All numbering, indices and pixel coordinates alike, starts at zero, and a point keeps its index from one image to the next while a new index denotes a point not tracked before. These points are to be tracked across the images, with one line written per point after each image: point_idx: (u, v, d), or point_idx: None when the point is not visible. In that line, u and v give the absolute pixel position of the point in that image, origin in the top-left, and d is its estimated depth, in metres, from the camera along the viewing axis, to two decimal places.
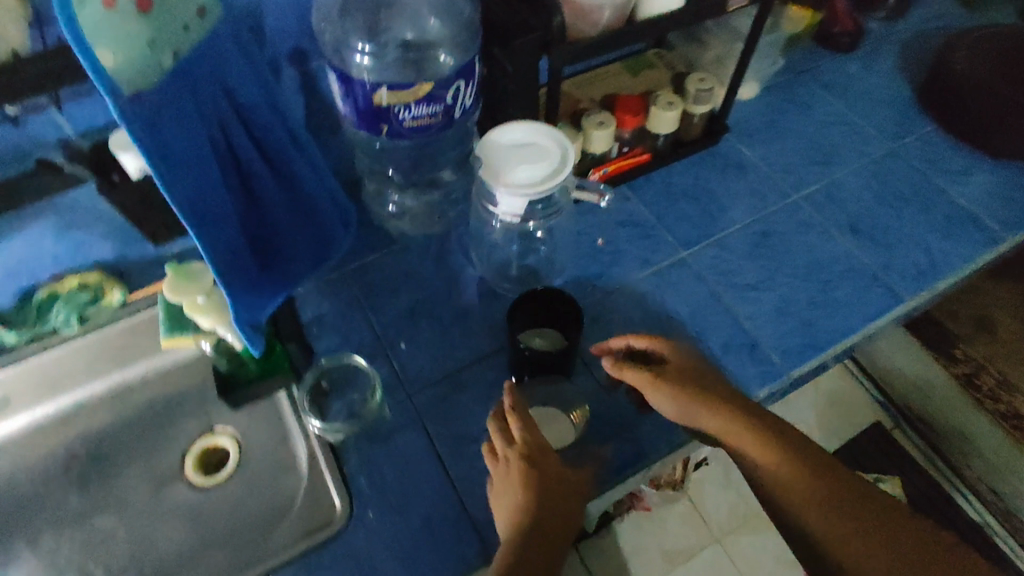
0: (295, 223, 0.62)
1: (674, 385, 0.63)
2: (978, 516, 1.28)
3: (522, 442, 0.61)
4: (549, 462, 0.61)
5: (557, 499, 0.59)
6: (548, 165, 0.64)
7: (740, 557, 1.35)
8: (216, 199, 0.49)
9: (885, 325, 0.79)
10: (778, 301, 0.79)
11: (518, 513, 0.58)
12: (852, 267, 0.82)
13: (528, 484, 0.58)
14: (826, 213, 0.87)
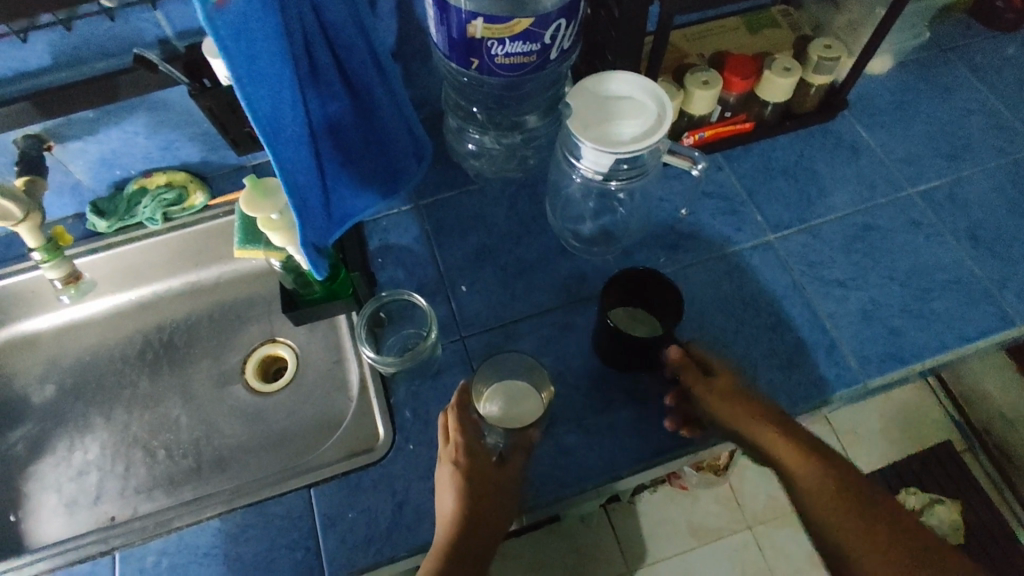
0: (364, 151, 0.62)
1: (725, 398, 0.62)
2: None
3: (454, 445, 0.61)
4: (486, 463, 0.60)
5: (484, 500, 0.58)
6: (643, 122, 0.59)
7: (770, 550, 1.32)
8: (288, 122, 0.49)
9: (986, 347, 0.71)
10: (867, 302, 0.73)
11: (450, 518, 0.58)
12: (960, 278, 0.74)
13: (458, 487, 0.58)
14: (942, 213, 0.78)
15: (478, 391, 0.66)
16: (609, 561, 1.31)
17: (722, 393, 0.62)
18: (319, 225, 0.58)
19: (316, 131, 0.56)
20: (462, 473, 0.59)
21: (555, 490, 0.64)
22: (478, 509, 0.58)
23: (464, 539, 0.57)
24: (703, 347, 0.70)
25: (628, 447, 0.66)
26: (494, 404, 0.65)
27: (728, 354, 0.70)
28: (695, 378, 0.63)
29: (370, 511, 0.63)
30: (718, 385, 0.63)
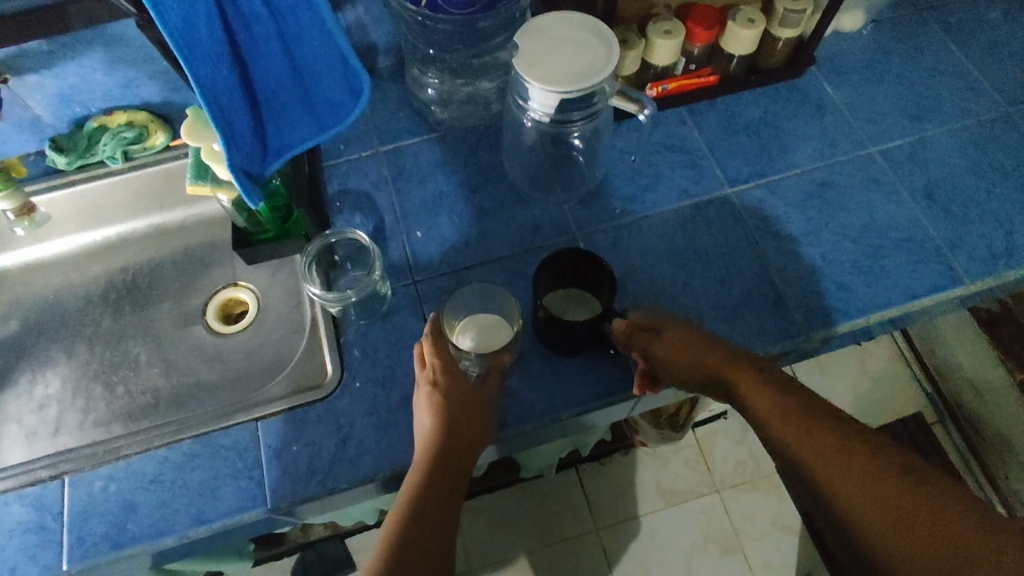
0: (302, 85, 0.60)
1: (682, 351, 0.63)
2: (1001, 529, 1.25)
3: (432, 367, 0.63)
4: (466, 386, 0.62)
5: (464, 420, 0.61)
6: (591, 60, 0.59)
7: (735, 513, 1.35)
8: (191, 27, 0.49)
9: (934, 304, 0.72)
10: (818, 257, 0.73)
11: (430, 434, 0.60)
12: (915, 237, 0.74)
13: (439, 407, 0.60)
14: (903, 172, 0.78)
15: (451, 325, 0.68)
16: (577, 519, 1.34)
17: (674, 345, 0.63)
18: (246, 148, 0.59)
19: (239, 49, 0.55)
20: (443, 393, 0.61)
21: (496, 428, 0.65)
22: (459, 427, 0.60)
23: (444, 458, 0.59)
24: (651, 296, 0.71)
25: (571, 391, 0.67)
26: (468, 335, 0.66)
27: (676, 304, 0.70)
28: (642, 337, 0.63)
29: (315, 444, 0.65)
30: (670, 337, 0.63)
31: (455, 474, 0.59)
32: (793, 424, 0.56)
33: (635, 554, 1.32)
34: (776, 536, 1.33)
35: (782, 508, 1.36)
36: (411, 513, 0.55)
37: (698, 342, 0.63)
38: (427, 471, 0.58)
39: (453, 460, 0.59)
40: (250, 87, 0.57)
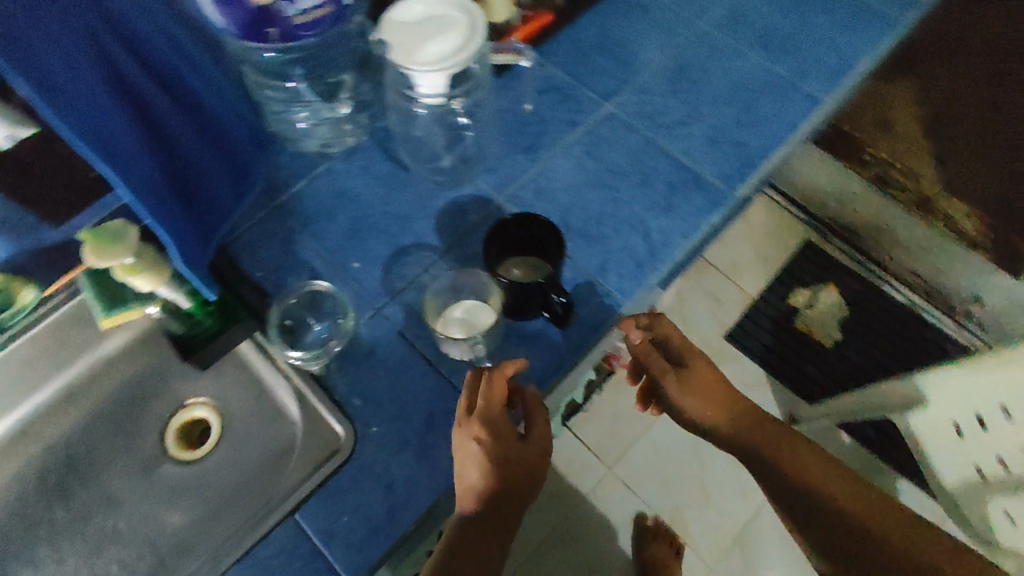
0: (201, 145, 0.62)
1: (705, 390, 0.79)
2: (904, 300, 1.52)
3: (477, 418, 0.60)
4: (503, 445, 0.61)
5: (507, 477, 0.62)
6: (458, 30, 0.62)
7: None
8: (117, 130, 0.47)
9: (809, 128, 0.83)
10: (708, 130, 0.81)
11: (478, 489, 0.59)
12: (770, 80, 0.84)
13: (488, 468, 0.59)
14: (735, 34, 0.88)
15: (437, 327, 0.67)
16: (589, 469, 1.38)
17: (693, 384, 0.79)
18: (186, 230, 0.58)
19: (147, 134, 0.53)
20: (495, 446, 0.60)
21: (535, 417, 0.64)
22: (490, 494, 0.60)
23: (469, 529, 0.60)
24: (594, 223, 0.75)
25: (572, 335, 0.69)
26: (455, 326, 0.66)
27: (616, 220, 0.75)
28: (674, 375, 0.79)
29: (364, 505, 0.61)
30: (698, 370, 0.80)
31: (488, 550, 0.60)
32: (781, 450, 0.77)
33: (654, 470, 1.39)
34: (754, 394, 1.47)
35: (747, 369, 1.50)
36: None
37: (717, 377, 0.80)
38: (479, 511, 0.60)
39: (485, 535, 0.60)
40: (167, 173, 0.56)
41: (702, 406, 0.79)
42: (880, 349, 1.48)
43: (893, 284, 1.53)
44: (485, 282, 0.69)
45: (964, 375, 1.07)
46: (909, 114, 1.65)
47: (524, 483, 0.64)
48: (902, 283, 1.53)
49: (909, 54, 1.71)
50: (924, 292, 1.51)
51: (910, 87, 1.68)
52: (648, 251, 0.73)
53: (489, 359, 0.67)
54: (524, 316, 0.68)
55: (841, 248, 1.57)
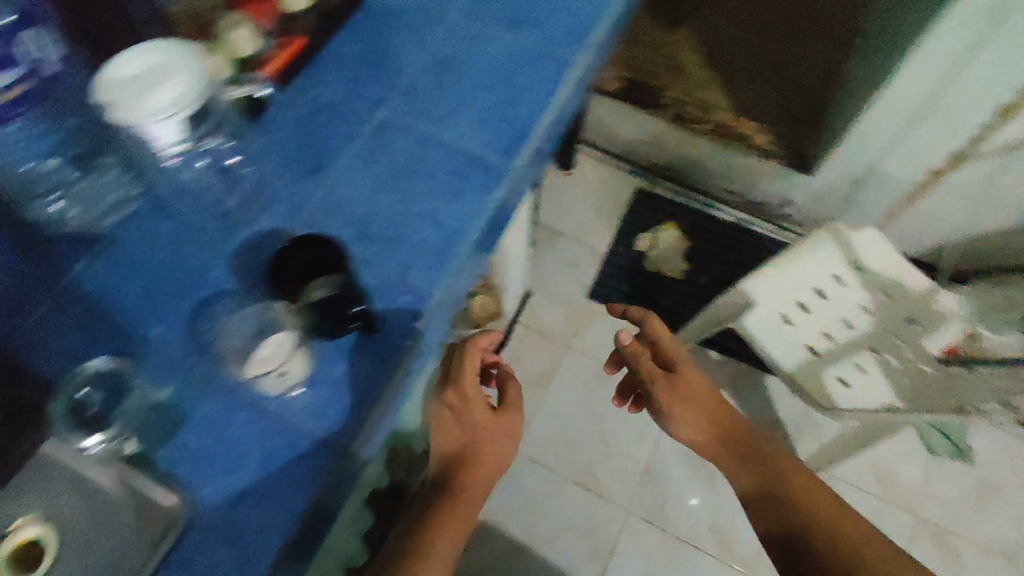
0: None
1: (690, 398, 0.96)
2: (733, 219, 1.78)
3: (450, 388, 0.78)
4: (473, 406, 0.77)
5: (471, 444, 0.76)
6: (177, 72, 0.61)
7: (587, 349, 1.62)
8: None
9: (568, 88, 0.89)
10: (477, 112, 0.85)
11: (446, 450, 0.76)
12: (523, 54, 0.90)
13: (450, 426, 0.77)
14: (485, 18, 0.93)
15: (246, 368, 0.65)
16: None
17: (684, 393, 0.96)
18: None
19: None
20: (455, 414, 0.77)
21: (437, 389, 0.79)
22: (454, 457, 0.76)
23: (436, 495, 0.73)
24: (391, 225, 0.77)
25: (390, 337, 0.71)
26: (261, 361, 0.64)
27: (410, 217, 0.78)
28: (663, 379, 0.99)
29: (217, 565, 0.60)
30: (690, 382, 0.98)
31: (441, 521, 0.71)
32: (754, 444, 0.93)
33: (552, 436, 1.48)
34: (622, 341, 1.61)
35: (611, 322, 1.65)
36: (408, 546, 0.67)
37: (710, 390, 0.98)
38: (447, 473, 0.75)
39: (447, 498, 0.73)
40: None
41: (768, 500, 0.88)
42: (721, 266, 1.72)
43: (722, 208, 1.79)
44: (280, 311, 0.67)
45: (769, 276, 1.26)
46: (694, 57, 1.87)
47: (487, 454, 0.77)
48: (728, 205, 1.80)
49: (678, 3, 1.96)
50: (746, 208, 1.78)
51: (687, 33, 1.91)
52: (444, 238, 0.77)
53: (303, 386, 0.68)
54: (334, 329, 0.68)
55: (671, 189, 1.82)
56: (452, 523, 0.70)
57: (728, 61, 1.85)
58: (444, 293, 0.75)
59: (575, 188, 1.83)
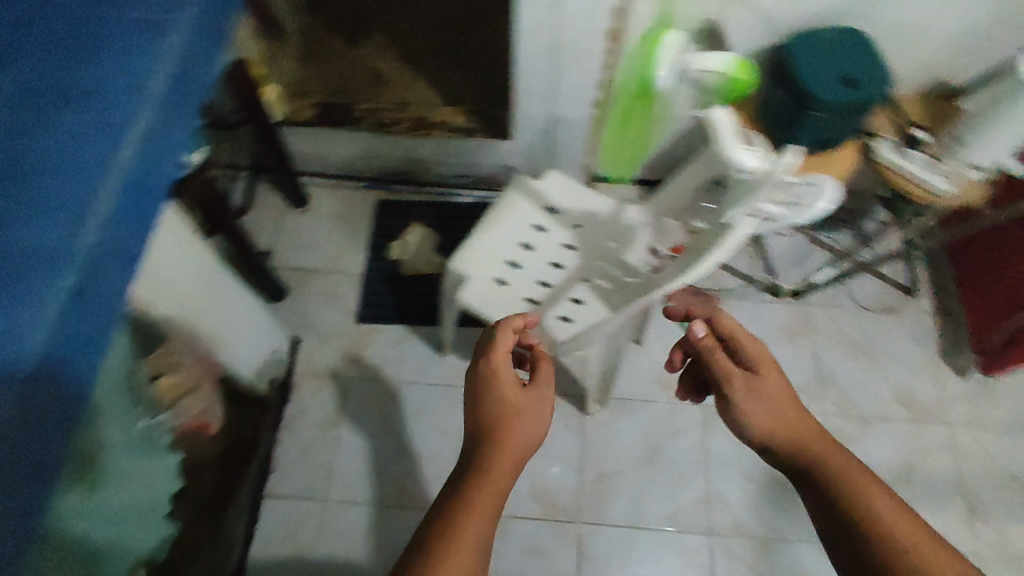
0: None
1: (768, 395, 0.94)
2: (474, 198, 1.85)
3: (498, 362, 0.97)
4: (501, 378, 0.94)
5: (509, 410, 0.89)
6: None
7: (369, 370, 1.63)
8: None
9: (166, 97, 0.74)
10: (47, 150, 0.66)
11: (485, 405, 0.90)
12: (94, 68, 0.72)
13: (491, 387, 0.93)
14: (32, 42, 0.73)
15: None
16: (311, 507, 1.48)
17: (765, 392, 0.94)
18: None
19: None
20: (490, 379, 0.94)
21: (482, 357, 0.98)
22: (503, 412, 0.89)
23: (477, 453, 0.84)
24: None
25: None
26: None
27: None
28: (739, 378, 0.97)
29: None
30: (766, 382, 0.95)
31: (488, 473, 0.79)
32: (803, 440, 0.87)
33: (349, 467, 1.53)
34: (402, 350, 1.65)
35: (384, 334, 1.68)
36: (462, 470, 0.80)
37: (786, 389, 0.94)
38: (490, 429, 0.87)
39: (491, 450, 0.83)
40: None
41: (814, 484, 0.82)
42: None
43: (461, 191, 1.85)
44: None
45: (473, 245, 1.31)
46: (388, 61, 1.92)
47: (517, 419, 0.88)
48: (467, 186, 1.85)
49: (362, 13, 2.00)
50: (483, 184, 1.85)
51: (378, 39, 1.96)
52: (8, 301, 0.58)
53: None
54: None
55: (409, 190, 1.87)
56: (496, 468, 0.80)
57: (421, 55, 1.92)
58: (40, 362, 0.57)
59: (321, 221, 1.83)
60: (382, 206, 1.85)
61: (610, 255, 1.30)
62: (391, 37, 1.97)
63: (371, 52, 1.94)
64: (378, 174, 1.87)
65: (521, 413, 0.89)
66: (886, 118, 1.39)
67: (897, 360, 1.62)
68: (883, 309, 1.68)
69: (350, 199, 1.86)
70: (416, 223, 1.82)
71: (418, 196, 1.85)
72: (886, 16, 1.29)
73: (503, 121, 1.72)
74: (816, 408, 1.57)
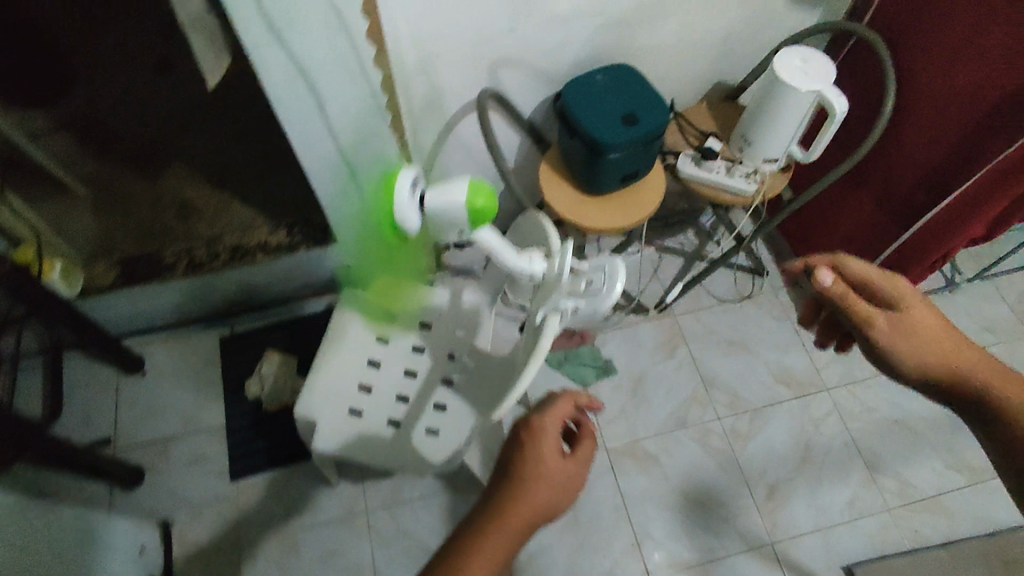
0: None
1: (919, 332, 0.90)
2: (324, 305, 1.77)
3: (546, 426, 0.79)
4: (547, 442, 0.77)
5: (543, 482, 0.75)
6: None
7: (257, 529, 1.48)
8: None
9: None
10: None
11: (521, 469, 0.75)
12: None
13: (530, 446, 0.77)
14: None
15: None
16: None
17: (910, 326, 0.90)
18: None
19: None
20: (532, 439, 0.78)
21: (532, 408, 0.81)
22: (528, 472, 0.75)
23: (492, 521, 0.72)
24: None
25: None
26: None
27: None
28: (884, 320, 0.92)
29: None
30: (917, 315, 0.91)
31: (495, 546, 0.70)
32: (971, 372, 0.85)
33: None
34: (290, 494, 1.52)
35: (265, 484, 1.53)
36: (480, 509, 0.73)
37: (941, 323, 0.90)
38: (518, 490, 0.74)
39: (514, 517, 0.72)
40: None
41: (952, 345, 0.88)
42: None
43: (308, 302, 1.76)
44: None
45: (316, 385, 1.21)
46: (191, 188, 1.77)
47: (548, 499, 0.74)
48: (312, 296, 1.77)
49: (156, 141, 1.84)
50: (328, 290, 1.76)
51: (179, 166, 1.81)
52: None
53: None
54: None
55: (252, 318, 1.75)
56: (510, 520, 0.71)
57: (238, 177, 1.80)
58: None
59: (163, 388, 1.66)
60: (226, 344, 1.70)
61: (457, 349, 1.25)
62: (187, 159, 1.82)
63: (169, 183, 1.78)
64: (212, 312, 1.72)
65: (540, 484, 0.74)
66: (680, 132, 1.45)
67: (766, 343, 1.68)
68: (740, 298, 1.75)
69: (188, 347, 1.70)
70: (270, 347, 1.69)
71: (263, 322, 1.73)
72: (644, 47, 1.35)
73: (326, 224, 1.64)
74: (710, 416, 1.59)
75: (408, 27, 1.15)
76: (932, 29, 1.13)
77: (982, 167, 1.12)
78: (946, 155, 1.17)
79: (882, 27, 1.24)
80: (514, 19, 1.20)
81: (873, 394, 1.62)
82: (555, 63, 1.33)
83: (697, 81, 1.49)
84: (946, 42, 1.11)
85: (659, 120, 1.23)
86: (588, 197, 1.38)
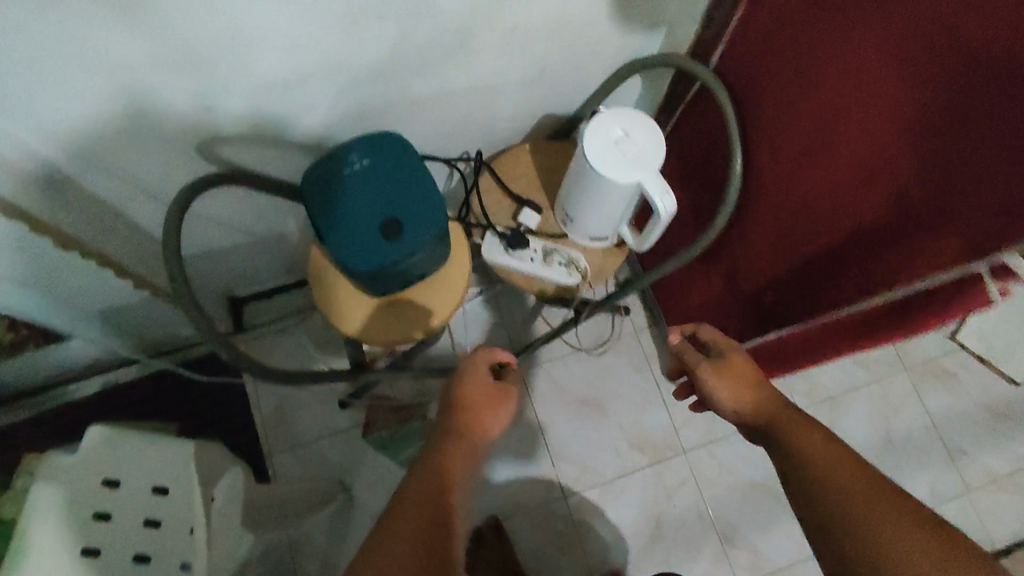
0: None
1: (732, 371, 0.85)
2: (102, 384, 1.39)
3: (475, 363, 0.87)
4: (477, 380, 0.84)
5: (479, 414, 0.80)
6: None
7: None
8: None
9: None
10: None
11: (459, 400, 0.81)
12: None
13: (461, 376, 0.84)
14: None
15: None
16: None
17: (727, 369, 0.85)
18: None
19: None
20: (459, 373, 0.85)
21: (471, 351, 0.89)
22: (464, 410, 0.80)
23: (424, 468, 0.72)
24: None
25: None
26: None
27: None
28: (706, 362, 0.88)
29: None
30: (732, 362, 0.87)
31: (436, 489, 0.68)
32: (771, 413, 0.78)
33: None
34: None
35: None
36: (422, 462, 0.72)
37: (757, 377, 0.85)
38: (453, 417, 0.79)
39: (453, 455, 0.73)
40: None
41: (753, 392, 0.82)
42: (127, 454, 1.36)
43: (82, 383, 1.38)
44: None
45: None
46: None
47: (483, 431, 0.79)
48: (84, 376, 1.38)
49: None
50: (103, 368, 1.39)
51: None
52: None
53: None
54: None
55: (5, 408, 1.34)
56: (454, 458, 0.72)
57: None
58: None
59: None
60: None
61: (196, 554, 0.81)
62: None
63: None
64: None
65: (481, 421, 0.80)
66: (496, 195, 1.11)
67: (621, 400, 1.47)
68: (599, 347, 1.50)
69: None
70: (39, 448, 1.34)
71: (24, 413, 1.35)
72: (423, 94, 0.97)
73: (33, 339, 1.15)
74: (556, 494, 1.41)
75: (13, 127, 0.74)
76: (790, 105, 0.80)
77: (818, 311, 0.86)
78: (786, 275, 0.91)
79: (736, 83, 0.91)
80: (198, 91, 0.80)
81: (734, 454, 1.45)
82: (296, 127, 0.95)
83: (517, 116, 1.12)
84: (793, 138, 0.80)
85: (431, 225, 0.93)
86: (361, 297, 1.06)
